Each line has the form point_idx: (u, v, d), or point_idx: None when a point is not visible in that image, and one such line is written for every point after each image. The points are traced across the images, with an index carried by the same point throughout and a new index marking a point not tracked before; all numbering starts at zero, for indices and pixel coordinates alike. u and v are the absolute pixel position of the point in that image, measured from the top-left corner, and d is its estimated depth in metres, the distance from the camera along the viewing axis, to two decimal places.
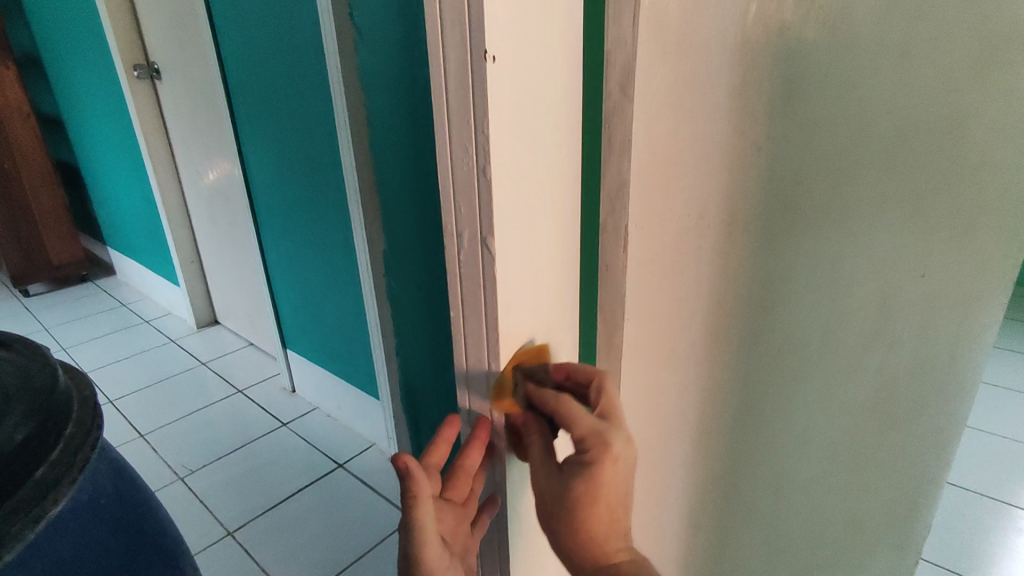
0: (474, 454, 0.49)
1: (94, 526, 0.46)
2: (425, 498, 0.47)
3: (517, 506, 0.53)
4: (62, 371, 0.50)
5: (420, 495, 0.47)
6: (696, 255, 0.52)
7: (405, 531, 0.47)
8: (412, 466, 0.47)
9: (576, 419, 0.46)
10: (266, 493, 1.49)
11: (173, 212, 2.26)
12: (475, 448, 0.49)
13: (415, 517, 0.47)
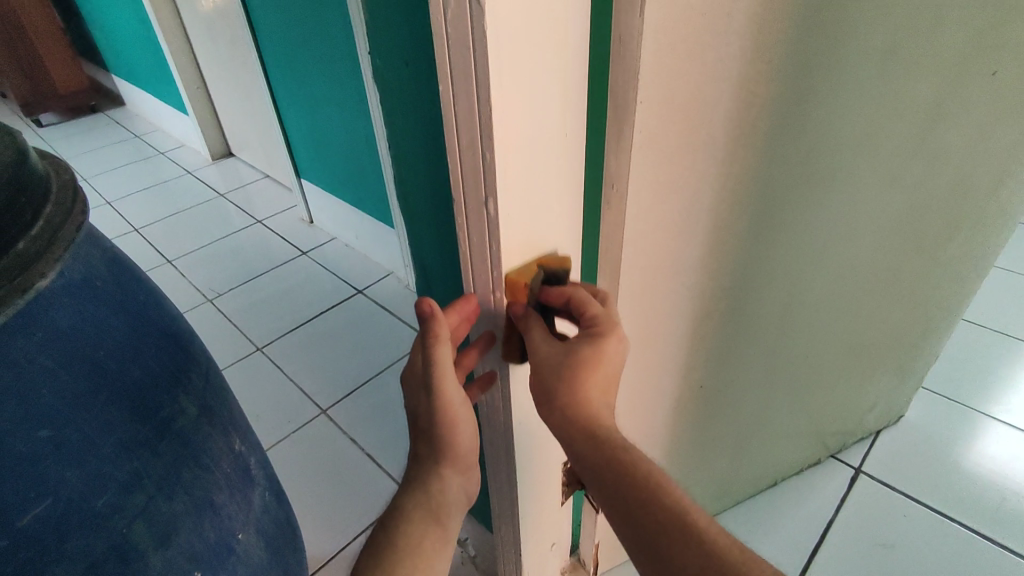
0: (461, 326, 0.53)
1: (93, 304, 0.46)
2: (444, 338, 0.49)
3: (518, 307, 0.52)
4: (34, 151, 0.46)
5: (440, 336, 0.49)
6: (729, 26, 0.45)
7: (427, 372, 0.50)
8: (435, 307, 0.48)
9: (587, 301, 0.50)
10: (291, 314, 1.56)
11: (171, 32, 2.10)
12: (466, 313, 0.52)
13: (437, 358, 0.49)
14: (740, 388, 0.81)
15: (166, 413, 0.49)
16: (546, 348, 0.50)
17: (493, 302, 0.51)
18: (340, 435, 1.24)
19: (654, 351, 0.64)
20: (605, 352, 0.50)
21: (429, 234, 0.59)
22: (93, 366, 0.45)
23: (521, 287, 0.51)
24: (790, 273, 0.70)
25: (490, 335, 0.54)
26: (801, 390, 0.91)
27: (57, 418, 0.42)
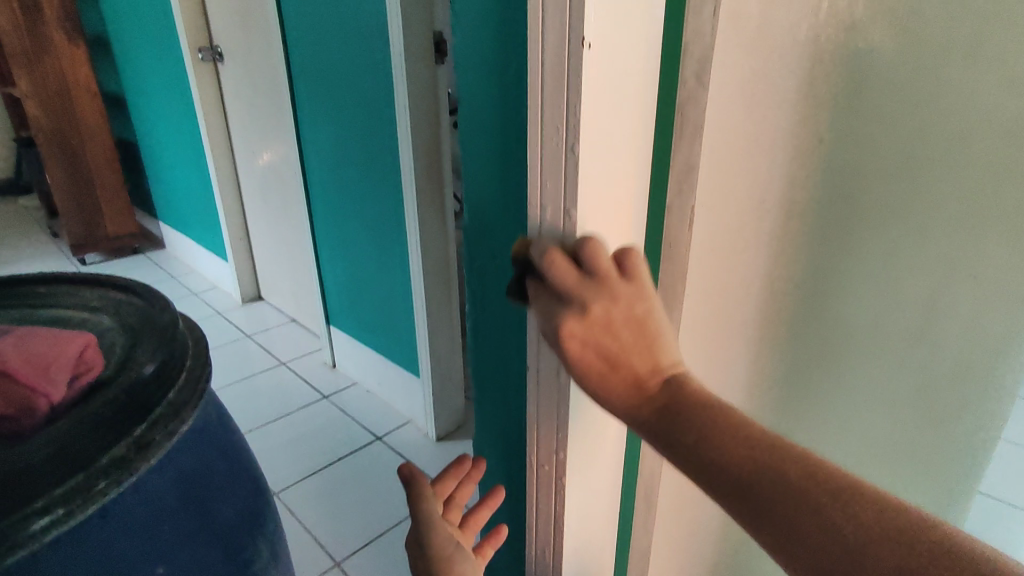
0: (464, 489, 0.59)
1: (208, 448, 0.51)
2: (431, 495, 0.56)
3: (576, 468, 0.57)
4: (181, 322, 0.55)
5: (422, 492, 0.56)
6: (755, 237, 0.58)
7: (417, 527, 0.55)
8: (414, 468, 0.56)
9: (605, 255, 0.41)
10: (308, 459, 1.56)
11: (228, 190, 2.35)
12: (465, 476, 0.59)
13: (422, 511, 0.55)
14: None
15: (247, 556, 0.53)
16: (559, 267, 0.40)
17: (554, 463, 0.56)
18: None
19: None
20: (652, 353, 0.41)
21: (489, 394, 0.66)
22: (200, 507, 0.49)
23: (581, 448, 0.56)
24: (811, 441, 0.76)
25: (547, 495, 0.58)
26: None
27: (167, 556, 0.45)
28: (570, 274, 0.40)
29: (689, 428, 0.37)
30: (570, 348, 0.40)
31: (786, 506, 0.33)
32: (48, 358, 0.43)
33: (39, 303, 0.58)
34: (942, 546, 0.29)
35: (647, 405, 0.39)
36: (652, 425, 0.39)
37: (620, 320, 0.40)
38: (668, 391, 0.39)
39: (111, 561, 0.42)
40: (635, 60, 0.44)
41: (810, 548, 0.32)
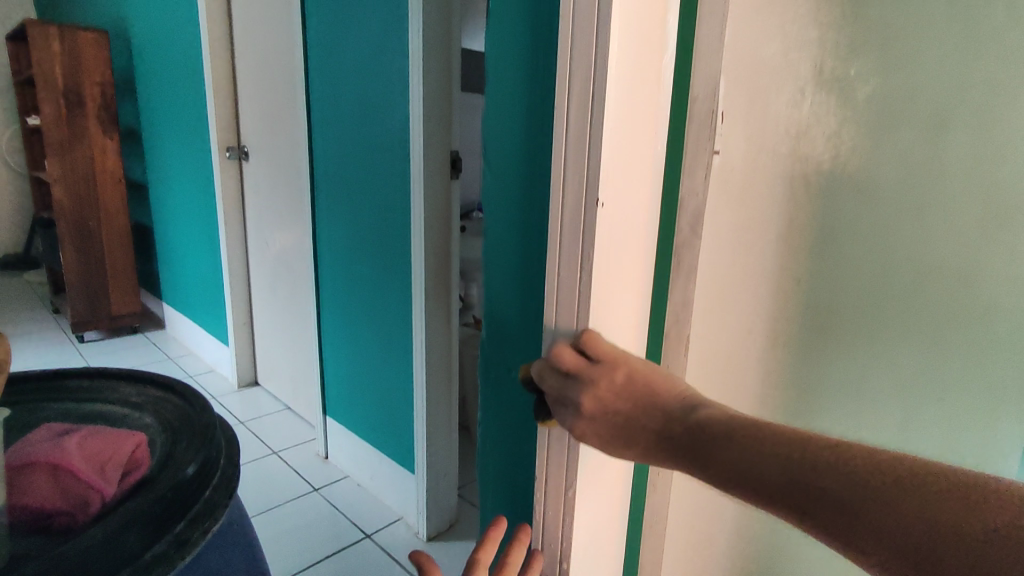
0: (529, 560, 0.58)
1: (232, 545, 0.54)
2: (479, 573, 0.54)
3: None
4: (215, 423, 0.59)
5: (471, 571, 0.54)
6: (745, 362, 0.64)
7: None
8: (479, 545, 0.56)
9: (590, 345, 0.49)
10: (295, 556, 1.52)
11: (237, 277, 2.43)
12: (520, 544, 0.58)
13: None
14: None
15: None
16: (562, 356, 0.48)
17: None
18: None
19: None
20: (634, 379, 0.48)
21: (496, 501, 0.69)
22: None
23: (584, 558, 0.59)
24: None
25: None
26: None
27: None
28: (567, 357, 0.49)
29: (720, 450, 0.41)
30: (585, 437, 0.48)
31: (835, 495, 0.36)
32: (106, 455, 0.48)
33: (84, 398, 0.63)
34: (959, 487, 0.33)
35: (671, 445, 0.44)
36: (681, 446, 0.43)
37: (623, 379, 0.47)
38: (691, 426, 0.43)
39: None
40: (640, 213, 0.52)
41: (868, 534, 0.34)
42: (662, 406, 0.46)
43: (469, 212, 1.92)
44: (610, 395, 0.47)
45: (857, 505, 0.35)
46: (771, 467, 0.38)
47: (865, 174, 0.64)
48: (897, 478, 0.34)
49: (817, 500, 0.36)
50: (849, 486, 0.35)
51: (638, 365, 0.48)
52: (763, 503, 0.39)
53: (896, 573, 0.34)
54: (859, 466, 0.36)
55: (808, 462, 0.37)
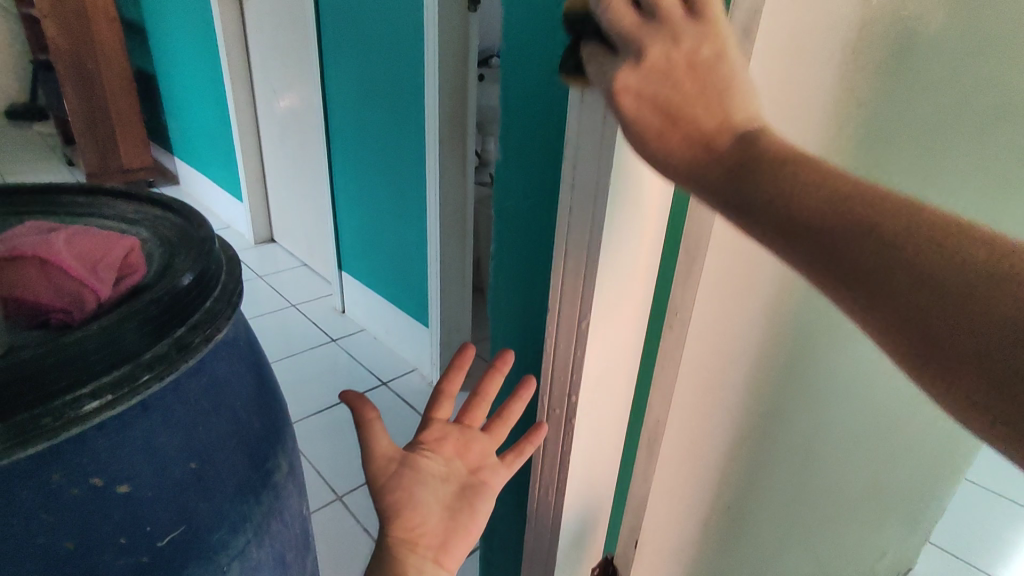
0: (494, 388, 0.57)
1: (238, 359, 0.54)
2: (437, 407, 0.56)
3: (585, 411, 0.59)
4: (215, 241, 0.56)
5: (429, 405, 0.56)
6: None
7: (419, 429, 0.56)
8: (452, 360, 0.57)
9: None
10: (314, 398, 1.60)
11: (246, 129, 2.34)
12: (495, 374, 0.57)
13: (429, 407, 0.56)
14: (763, 515, 0.86)
15: (271, 466, 0.55)
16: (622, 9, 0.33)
17: (564, 404, 0.58)
18: (354, 524, 1.23)
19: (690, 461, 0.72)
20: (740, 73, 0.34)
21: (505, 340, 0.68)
22: (232, 411, 0.51)
23: (592, 393, 0.58)
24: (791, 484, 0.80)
25: (555, 435, 0.61)
26: (815, 525, 0.95)
27: (204, 451, 0.47)
28: (592, 110, 0.38)
29: (768, 176, 0.31)
30: (607, 190, 0.39)
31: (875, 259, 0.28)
32: (97, 255, 0.45)
33: (81, 212, 0.60)
34: (984, 239, 0.27)
35: (724, 191, 0.32)
36: (728, 175, 0.32)
37: (681, 68, 0.33)
38: (748, 142, 0.32)
39: (153, 446, 0.44)
40: None
41: (894, 284, 0.27)
42: (713, 147, 0.32)
43: (488, 60, 1.78)
44: (650, 153, 0.36)
45: (910, 269, 0.27)
46: (834, 219, 0.29)
47: None
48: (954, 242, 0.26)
49: (872, 267, 0.28)
50: (913, 236, 0.27)
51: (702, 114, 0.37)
52: (819, 266, 0.30)
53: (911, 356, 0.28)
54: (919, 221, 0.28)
55: (882, 226, 0.28)
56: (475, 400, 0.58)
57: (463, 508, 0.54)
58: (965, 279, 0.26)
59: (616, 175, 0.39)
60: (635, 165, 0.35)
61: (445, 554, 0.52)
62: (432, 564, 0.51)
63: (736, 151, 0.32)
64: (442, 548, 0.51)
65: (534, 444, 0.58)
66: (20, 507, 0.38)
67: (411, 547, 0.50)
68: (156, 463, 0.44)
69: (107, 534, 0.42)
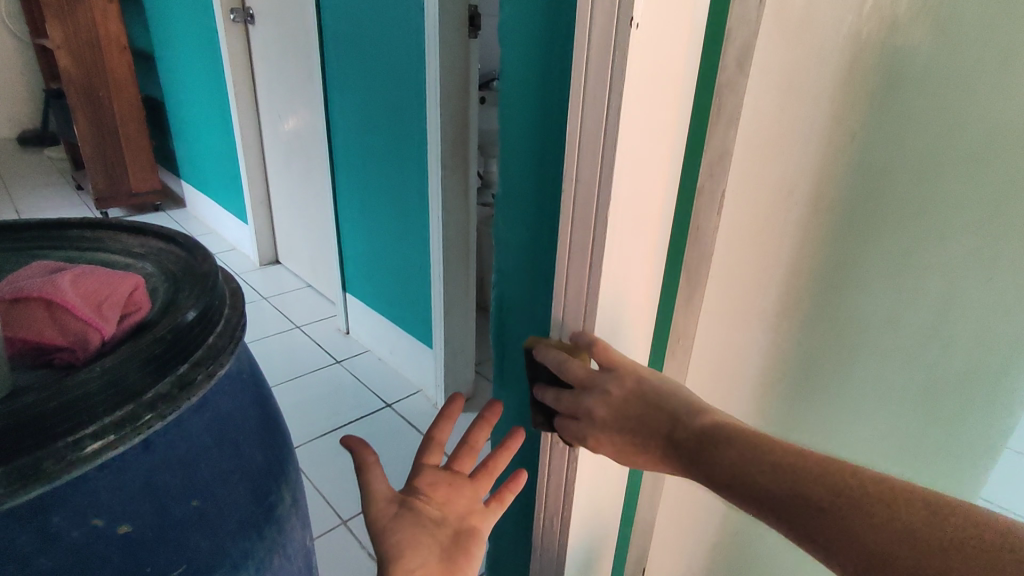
0: (479, 436, 0.60)
1: (242, 392, 0.54)
2: (427, 454, 0.58)
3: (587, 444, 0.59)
4: (220, 276, 0.57)
5: (420, 452, 0.59)
6: (782, 226, 0.59)
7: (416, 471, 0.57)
8: (444, 407, 0.60)
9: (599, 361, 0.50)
10: (319, 421, 1.60)
11: (252, 153, 2.37)
12: (481, 424, 0.61)
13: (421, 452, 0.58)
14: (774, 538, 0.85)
15: (274, 500, 0.55)
16: (573, 368, 0.50)
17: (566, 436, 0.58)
18: (357, 548, 1.22)
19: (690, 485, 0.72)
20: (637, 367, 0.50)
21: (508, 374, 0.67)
22: (235, 446, 0.51)
23: None
24: None
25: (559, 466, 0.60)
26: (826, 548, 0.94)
27: (205, 489, 0.47)
28: (580, 367, 0.50)
29: (720, 454, 0.42)
30: (601, 446, 0.49)
31: (816, 512, 0.37)
32: (103, 292, 0.46)
33: (87, 246, 0.61)
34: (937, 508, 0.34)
35: (672, 453, 0.45)
36: (685, 453, 0.44)
37: None
38: (697, 431, 0.44)
39: (155, 485, 0.44)
40: (678, 46, 0.45)
41: (835, 537, 0.36)
42: (669, 408, 0.47)
43: (490, 82, 1.79)
44: (618, 400, 0.48)
45: (860, 527, 0.35)
46: (779, 486, 0.39)
47: (952, 9, 0.54)
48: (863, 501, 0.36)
49: (808, 511, 0.38)
50: (827, 489, 0.37)
51: (649, 375, 0.49)
52: (760, 512, 0.41)
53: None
54: (830, 468, 0.38)
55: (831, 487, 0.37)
56: (460, 447, 0.60)
57: (459, 551, 0.53)
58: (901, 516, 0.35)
59: (606, 449, 0.49)
60: (612, 426, 0.48)
61: None
62: None
63: (686, 423, 0.45)
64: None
65: (511, 492, 0.61)
66: (19, 552, 0.38)
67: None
68: (157, 502, 0.44)
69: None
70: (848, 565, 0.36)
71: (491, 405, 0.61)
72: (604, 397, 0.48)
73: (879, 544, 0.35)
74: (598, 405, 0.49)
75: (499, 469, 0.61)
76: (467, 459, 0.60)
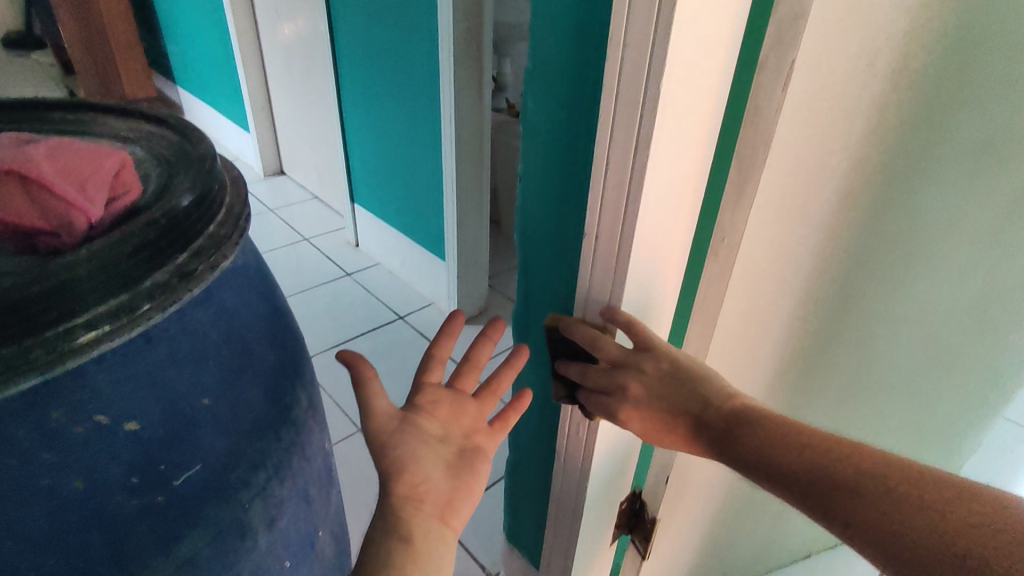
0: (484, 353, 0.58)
1: (248, 289, 0.49)
2: (431, 371, 0.55)
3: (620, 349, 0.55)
4: (218, 161, 0.51)
5: (423, 369, 0.55)
6: (854, 115, 0.55)
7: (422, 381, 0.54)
8: (449, 322, 0.57)
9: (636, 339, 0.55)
10: (331, 332, 1.59)
11: (249, 54, 2.22)
12: (485, 342, 0.58)
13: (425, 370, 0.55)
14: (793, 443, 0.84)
15: (289, 401, 0.52)
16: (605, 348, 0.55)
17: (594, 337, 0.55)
18: (373, 454, 1.24)
19: None
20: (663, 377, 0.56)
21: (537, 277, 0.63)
22: (243, 346, 0.47)
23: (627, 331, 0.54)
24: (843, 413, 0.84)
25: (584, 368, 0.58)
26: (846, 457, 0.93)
27: (215, 388, 0.44)
28: (612, 346, 0.55)
29: (750, 433, 0.53)
30: (629, 420, 0.58)
31: (846, 502, 0.47)
32: (83, 171, 0.40)
33: (68, 129, 0.54)
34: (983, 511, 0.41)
35: (705, 436, 0.55)
36: (713, 434, 0.55)
37: None
38: (726, 414, 0.54)
39: (160, 382, 0.41)
40: None
41: (854, 521, 0.46)
42: (704, 393, 0.56)
43: None
44: (656, 381, 0.56)
45: (857, 489, 0.47)
46: (816, 481, 0.49)
47: None
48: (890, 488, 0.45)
49: (841, 507, 0.47)
50: (865, 483, 0.46)
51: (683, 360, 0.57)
52: (771, 485, 0.52)
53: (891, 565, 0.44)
54: (822, 469, 0.49)
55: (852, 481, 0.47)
56: (464, 365, 0.57)
57: (466, 467, 0.50)
58: (935, 521, 0.42)
59: (635, 425, 0.58)
60: (643, 405, 0.56)
61: (450, 512, 0.48)
62: (434, 522, 0.47)
63: (714, 407, 0.55)
64: (447, 506, 0.48)
65: (515, 412, 0.59)
66: (19, 446, 0.35)
67: (415, 504, 0.47)
68: (164, 399, 0.41)
69: (117, 474, 0.39)
70: (865, 538, 0.45)
71: (497, 321, 0.58)
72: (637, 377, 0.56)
73: (885, 527, 0.44)
74: (633, 382, 0.56)
75: (503, 390, 0.58)
76: (471, 377, 0.57)
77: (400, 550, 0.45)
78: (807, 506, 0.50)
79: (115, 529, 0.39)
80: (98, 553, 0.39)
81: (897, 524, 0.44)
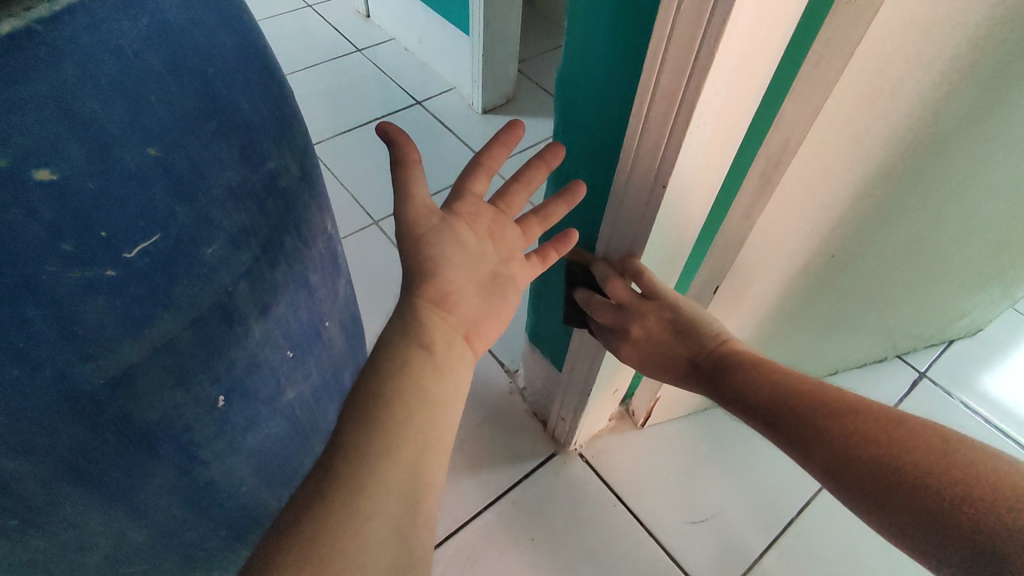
0: (534, 177, 0.50)
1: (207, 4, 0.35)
2: (476, 179, 0.48)
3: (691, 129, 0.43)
4: None
5: (466, 178, 0.48)
6: None
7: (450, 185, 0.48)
8: (503, 129, 0.49)
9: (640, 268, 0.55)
10: (344, 115, 1.43)
11: None
12: (540, 164, 0.50)
13: (466, 178, 0.48)
14: (859, 273, 0.75)
15: (275, 170, 0.41)
16: (616, 291, 0.56)
17: (667, 120, 0.43)
18: (392, 248, 1.17)
19: (804, 207, 0.58)
20: (670, 316, 0.57)
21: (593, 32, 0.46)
22: (203, 86, 0.35)
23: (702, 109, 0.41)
24: (925, 230, 0.72)
25: (649, 153, 0.47)
26: (898, 290, 0.85)
27: (168, 136, 0.33)
28: (622, 289, 0.56)
29: (732, 380, 0.53)
30: (628, 355, 0.60)
31: (821, 440, 0.47)
32: None
33: None
34: (948, 466, 0.41)
35: (695, 375, 0.56)
36: (701, 376, 0.56)
37: None
38: (715, 361, 0.55)
39: (79, 116, 0.29)
40: None
41: (825, 449, 0.46)
42: (701, 342, 0.56)
43: None
44: (655, 328, 0.57)
45: (846, 443, 0.45)
46: (772, 406, 0.50)
47: None
48: (867, 449, 0.44)
49: (820, 435, 0.47)
50: (841, 429, 0.46)
51: (689, 310, 0.57)
52: (750, 418, 0.52)
53: (855, 490, 0.44)
54: (810, 405, 0.49)
55: (828, 419, 0.47)
56: (511, 183, 0.50)
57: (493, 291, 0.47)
58: (893, 464, 0.43)
59: (635, 360, 0.60)
60: (642, 346, 0.58)
61: (474, 332, 0.46)
62: (457, 337, 0.44)
63: (709, 353, 0.56)
64: (472, 326, 0.46)
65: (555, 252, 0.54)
66: None
67: (442, 313, 0.44)
68: (92, 144, 0.30)
69: (40, 238, 0.29)
70: (829, 471, 0.46)
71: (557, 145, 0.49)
72: (644, 322, 0.57)
73: (862, 470, 0.44)
74: (639, 325, 0.57)
75: (551, 222, 0.52)
76: (515, 200, 0.50)
77: (413, 361, 0.40)
78: (769, 433, 0.51)
79: (58, 307, 0.31)
80: (44, 336, 0.31)
81: (865, 458, 0.44)
